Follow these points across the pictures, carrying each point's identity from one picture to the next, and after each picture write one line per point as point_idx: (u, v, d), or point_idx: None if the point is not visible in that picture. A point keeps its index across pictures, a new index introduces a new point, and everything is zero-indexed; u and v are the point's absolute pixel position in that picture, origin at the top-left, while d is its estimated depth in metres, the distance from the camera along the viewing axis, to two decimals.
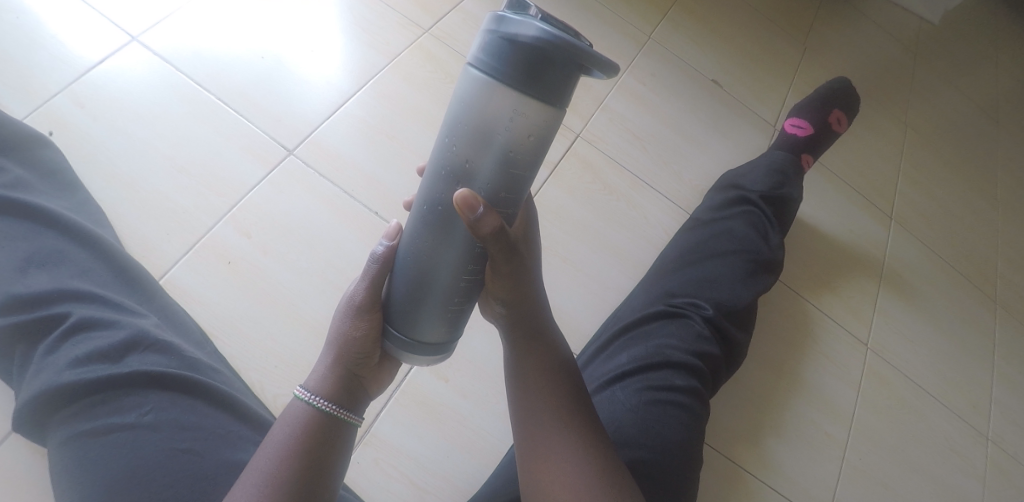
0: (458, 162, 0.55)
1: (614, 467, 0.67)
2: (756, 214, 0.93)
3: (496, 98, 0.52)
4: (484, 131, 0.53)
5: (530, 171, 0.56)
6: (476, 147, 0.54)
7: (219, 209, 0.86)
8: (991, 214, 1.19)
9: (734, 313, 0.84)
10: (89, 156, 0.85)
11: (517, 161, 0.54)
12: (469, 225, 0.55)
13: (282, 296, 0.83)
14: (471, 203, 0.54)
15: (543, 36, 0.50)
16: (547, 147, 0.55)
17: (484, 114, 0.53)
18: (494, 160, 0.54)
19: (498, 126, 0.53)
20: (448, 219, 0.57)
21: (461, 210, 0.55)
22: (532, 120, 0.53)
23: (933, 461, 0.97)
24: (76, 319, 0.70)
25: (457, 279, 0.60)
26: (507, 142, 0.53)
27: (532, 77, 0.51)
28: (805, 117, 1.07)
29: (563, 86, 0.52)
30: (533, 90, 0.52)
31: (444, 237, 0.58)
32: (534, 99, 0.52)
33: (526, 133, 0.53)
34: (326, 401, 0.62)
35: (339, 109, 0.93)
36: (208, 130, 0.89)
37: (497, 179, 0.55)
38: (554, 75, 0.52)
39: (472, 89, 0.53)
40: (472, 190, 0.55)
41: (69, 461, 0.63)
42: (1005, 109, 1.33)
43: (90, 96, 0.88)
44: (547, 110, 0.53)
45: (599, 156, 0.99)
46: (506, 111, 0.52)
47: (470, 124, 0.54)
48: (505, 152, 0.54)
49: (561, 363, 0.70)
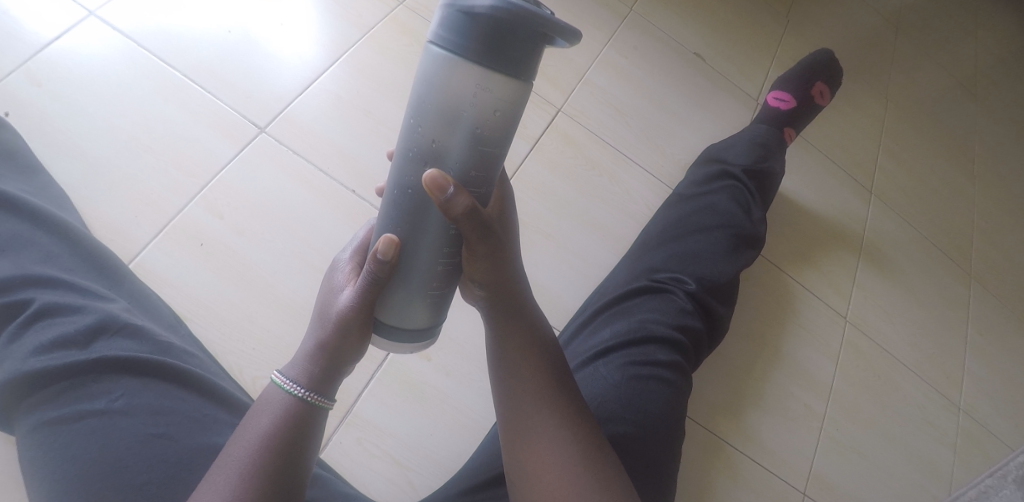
0: (426, 143, 0.54)
1: (595, 444, 0.67)
2: (738, 188, 0.92)
3: (458, 74, 0.51)
4: (450, 110, 0.52)
5: (501, 149, 0.55)
6: (442, 127, 0.53)
7: (188, 190, 0.83)
8: (967, 187, 1.20)
9: (716, 287, 0.84)
10: (51, 137, 0.82)
11: (485, 138, 0.53)
12: (440, 208, 0.54)
13: (258, 277, 0.81)
14: (440, 184, 0.53)
15: (500, 6, 0.48)
16: (515, 122, 0.53)
17: (448, 92, 0.51)
18: (462, 138, 0.53)
19: (462, 105, 0.51)
20: (420, 202, 0.56)
21: (431, 191, 0.54)
22: (498, 96, 0.51)
23: (907, 431, 0.99)
24: (39, 305, 0.68)
25: (435, 264, 0.59)
26: (474, 120, 0.52)
27: (492, 49, 0.50)
28: (789, 89, 1.07)
29: (526, 57, 0.51)
30: (496, 64, 0.50)
31: (417, 221, 0.57)
32: (498, 74, 0.51)
33: (492, 110, 0.52)
34: (307, 390, 0.61)
35: (312, 84, 0.91)
36: (173, 109, 0.86)
37: (467, 158, 0.54)
38: (515, 46, 0.50)
39: (434, 67, 0.52)
40: (441, 170, 0.53)
41: (38, 450, 0.62)
42: (983, 81, 1.33)
43: (48, 74, 0.84)
44: (513, 84, 0.51)
45: (581, 131, 0.97)
46: (470, 87, 0.51)
47: (434, 104, 0.52)
48: (473, 130, 0.52)
49: (543, 342, 0.69)
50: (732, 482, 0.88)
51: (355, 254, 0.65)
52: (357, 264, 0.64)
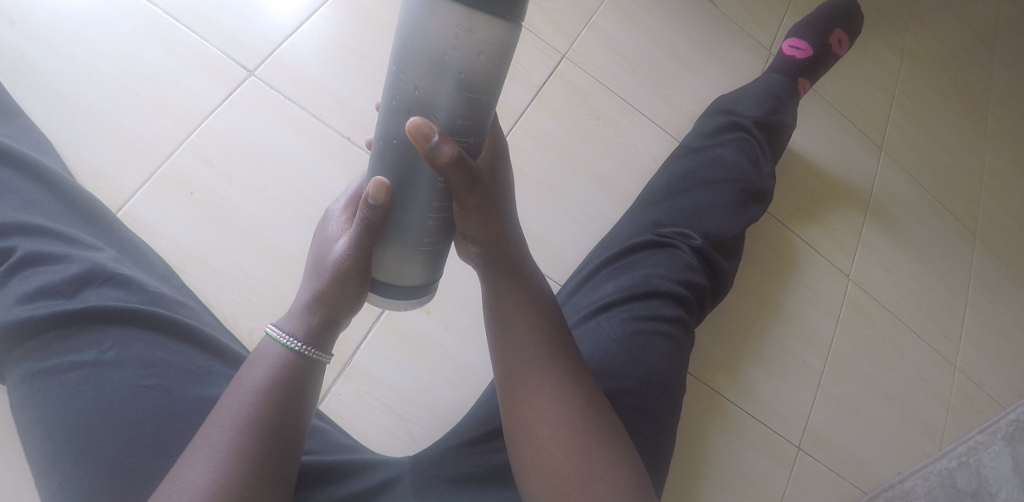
0: (409, 91, 0.51)
1: (595, 399, 0.66)
2: (747, 140, 0.89)
3: (439, 15, 0.48)
4: (432, 55, 0.49)
5: (490, 97, 0.52)
6: (425, 72, 0.50)
7: (177, 135, 0.80)
8: (975, 144, 1.17)
9: (722, 243, 0.82)
10: (29, 79, 0.78)
11: (472, 84, 0.50)
12: (425, 159, 0.52)
13: (252, 227, 0.79)
14: (423, 132, 0.51)
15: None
16: (503, 67, 0.50)
17: (429, 35, 0.48)
18: (446, 84, 0.50)
19: (444, 49, 0.49)
20: (408, 152, 0.54)
21: (416, 141, 0.51)
22: (482, 38, 0.48)
23: (903, 388, 0.99)
24: (23, 253, 0.66)
25: (426, 217, 0.57)
26: (458, 64, 0.49)
27: None
28: (806, 37, 1.02)
29: None
30: (480, 4, 0.47)
31: (407, 173, 0.55)
32: (482, 14, 0.48)
33: (477, 52, 0.49)
34: (302, 343, 0.59)
35: (305, 26, 0.86)
36: (158, 51, 0.82)
37: (453, 106, 0.51)
38: None
39: (415, 9, 0.49)
40: (425, 118, 0.51)
41: (28, 400, 0.61)
42: (1001, 31, 1.28)
43: (22, 12, 0.79)
44: (499, 25, 0.48)
45: (586, 79, 0.93)
46: (451, 28, 0.48)
47: (417, 49, 0.49)
48: (458, 75, 0.50)
49: (540, 298, 0.68)
50: (730, 436, 0.88)
51: (349, 203, 0.62)
52: (351, 214, 0.62)
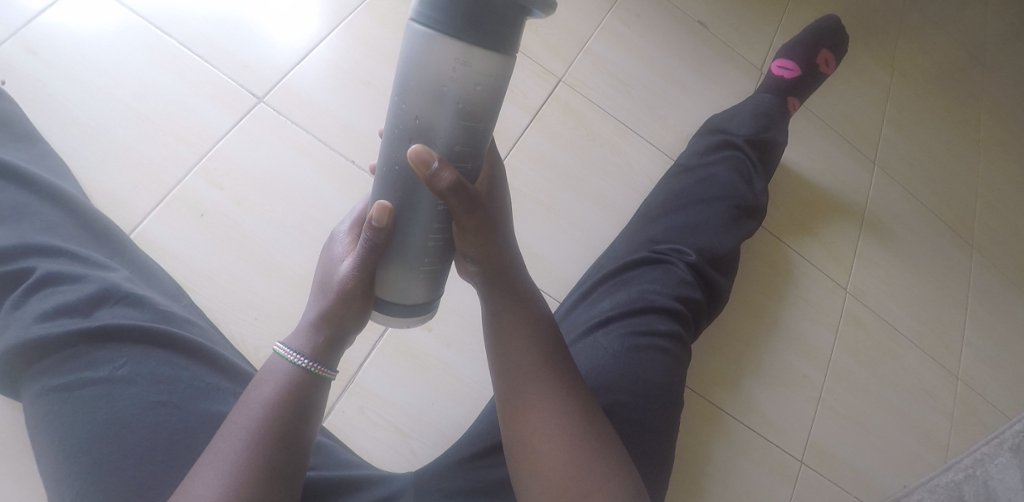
0: (410, 120, 0.54)
1: (592, 415, 0.68)
2: (740, 158, 0.92)
3: (437, 48, 0.50)
4: (431, 86, 0.52)
5: (487, 124, 0.55)
6: (425, 102, 0.52)
7: (188, 159, 0.83)
8: (971, 158, 1.19)
9: (717, 259, 0.84)
10: (48, 107, 0.81)
11: (470, 112, 0.53)
12: (426, 184, 0.55)
13: (260, 247, 0.81)
14: (425, 159, 0.53)
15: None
16: (499, 96, 0.53)
17: (427, 68, 0.51)
18: (446, 113, 0.53)
19: (442, 81, 0.51)
20: (409, 178, 0.57)
21: (417, 167, 0.54)
22: (479, 69, 0.51)
23: (905, 400, 1.00)
24: (41, 273, 0.68)
25: (427, 238, 0.59)
26: (456, 95, 0.52)
27: (472, 23, 0.49)
28: (794, 58, 1.05)
29: (507, 29, 0.50)
30: (476, 38, 0.50)
31: (408, 197, 0.57)
32: (478, 47, 0.50)
33: (474, 83, 0.51)
34: (310, 360, 0.61)
35: (311, 55, 0.90)
36: (171, 79, 0.85)
37: (452, 133, 0.54)
38: (495, 19, 0.50)
39: (414, 44, 0.51)
40: (426, 145, 0.54)
41: (45, 415, 0.63)
42: (992, 47, 1.31)
43: (43, 43, 0.83)
44: (494, 57, 0.51)
45: (582, 101, 0.96)
46: (449, 61, 0.50)
47: (416, 80, 0.52)
48: (456, 104, 0.52)
49: (538, 315, 0.70)
50: (731, 450, 0.89)
51: (354, 225, 0.64)
52: (356, 235, 0.64)
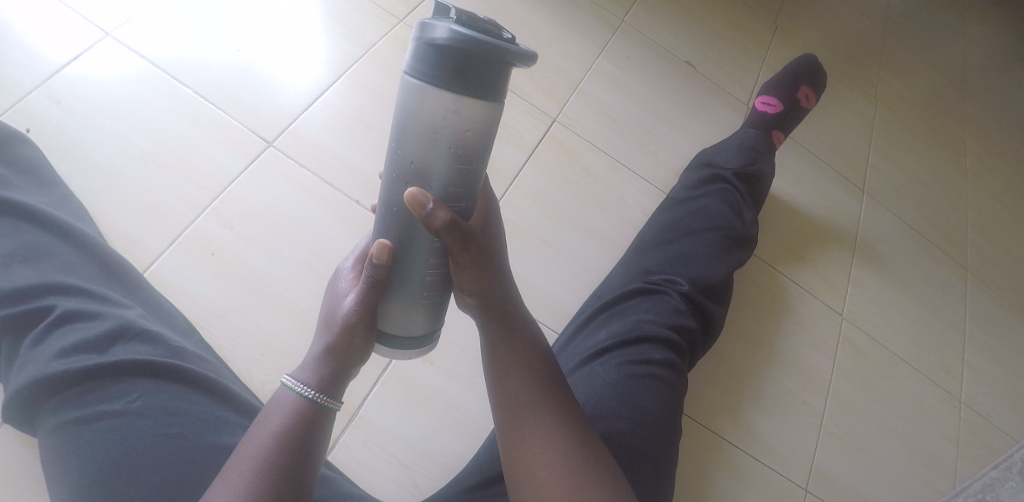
0: (406, 164, 0.57)
1: (591, 443, 0.69)
2: (731, 191, 0.95)
3: (429, 99, 0.54)
4: (425, 134, 0.55)
5: (479, 165, 0.58)
6: (420, 148, 0.56)
7: (200, 201, 0.87)
8: (960, 185, 1.21)
9: (710, 288, 0.86)
10: (70, 153, 0.86)
11: (462, 156, 0.56)
12: (423, 225, 0.58)
13: (267, 284, 0.85)
14: (420, 201, 0.57)
15: (453, 38, 0.51)
16: (489, 140, 0.57)
17: (421, 117, 0.55)
18: (440, 158, 0.56)
19: (435, 130, 0.55)
20: (407, 217, 0.60)
21: (413, 209, 0.57)
22: (469, 117, 0.55)
23: (907, 426, 1.00)
24: (61, 311, 0.72)
25: (426, 273, 0.62)
26: (449, 140, 0.55)
27: (460, 76, 0.53)
28: (777, 94, 1.10)
29: (493, 79, 0.54)
30: (466, 90, 0.54)
31: (407, 235, 0.61)
32: (467, 97, 0.54)
33: (464, 130, 0.55)
34: (316, 391, 0.64)
35: (318, 100, 0.95)
36: (185, 125, 0.90)
37: (447, 176, 0.57)
38: (481, 71, 0.53)
39: (409, 95, 0.55)
40: (422, 188, 0.57)
41: (61, 448, 0.65)
42: (971, 80, 1.38)
43: (67, 94, 0.88)
44: (483, 105, 0.55)
45: (576, 139, 1.00)
46: (441, 111, 0.54)
47: (411, 128, 0.56)
48: (449, 150, 0.56)
49: (535, 346, 0.72)
50: (732, 477, 0.89)
51: (357, 262, 0.67)
52: (359, 271, 0.67)
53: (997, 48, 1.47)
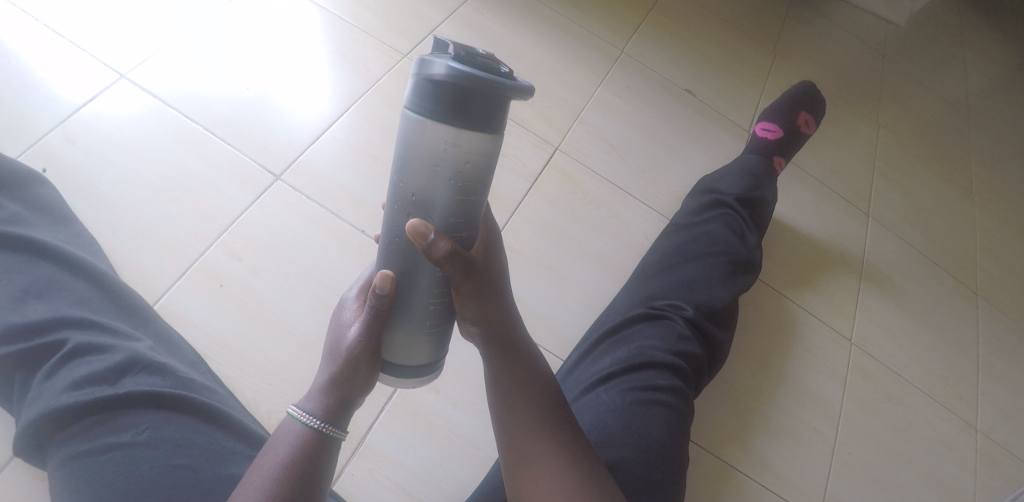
0: (408, 196, 0.58)
1: (596, 469, 0.68)
2: (733, 216, 0.95)
3: (429, 133, 0.55)
4: (426, 166, 0.57)
5: (479, 196, 0.59)
6: (421, 180, 0.57)
7: (209, 234, 0.89)
8: (966, 207, 1.21)
9: (714, 313, 0.86)
10: (84, 190, 0.88)
11: (463, 187, 0.57)
12: (425, 255, 0.59)
13: (274, 314, 0.86)
14: (421, 231, 0.58)
15: (450, 74, 0.53)
16: (489, 171, 0.58)
17: (422, 150, 0.56)
18: (441, 189, 0.57)
19: (434, 163, 0.56)
20: (409, 248, 0.61)
21: (415, 239, 0.58)
22: (468, 149, 0.56)
23: (923, 454, 0.97)
24: (73, 345, 0.73)
25: (428, 303, 0.63)
26: (450, 172, 0.57)
27: (458, 110, 0.54)
28: (776, 121, 1.11)
29: (491, 111, 0.55)
30: (465, 124, 0.55)
31: (409, 266, 0.62)
32: (465, 130, 0.55)
33: (465, 161, 0.56)
34: (322, 421, 0.64)
35: (324, 134, 0.97)
36: (195, 161, 0.92)
37: (448, 206, 0.58)
38: (479, 104, 0.54)
39: (409, 129, 0.56)
40: (423, 219, 0.58)
41: (69, 480, 0.66)
42: (973, 104, 1.39)
43: (82, 133, 0.91)
44: (481, 137, 0.56)
45: (578, 167, 1.02)
46: (441, 143, 0.55)
47: (412, 161, 0.57)
48: (449, 181, 0.57)
49: (539, 374, 0.72)
50: None
51: (361, 291, 0.68)
52: (362, 301, 0.68)
53: (995, 72, 1.49)
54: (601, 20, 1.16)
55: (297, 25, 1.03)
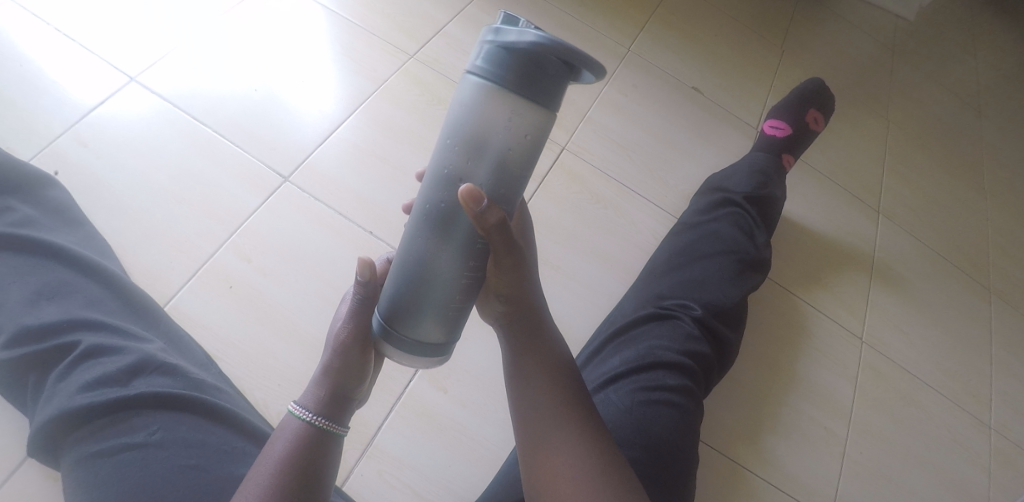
0: (460, 161, 0.56)
1: (617, 461, 0.66)
2: (742, 215, 0.95)
3: (496, 99, 0.53)
4: (486, 132, 0.54)
5: (524, 174, 0.57)
6: (477, 146, 0.55)
7: (218, 236, 0.89)
8: (979, 204, 1.20)
9: (723, 313, 0.86)
10: (95, 193, 0.89)
11: (516, 159, 0.55)
12: (475, 221, 0.56)
13: (283, 315, 0.86)
14: (475, 195, 0.55)
15: (539, 39, 0.51)
16: (543, 148, 0.56)
17: (484, 116, 0.54)
18: (493, 158, 0.55)
19: (493, 130, 0.54)
20: (451, 214, 0.58)
21: (467, 203, 0.55)
22: (530, 123, 0.54)
23: (936, 453, 0.96)
24: (86, 346, 0.74)
25: (458, 274, 0.60)
26: (508, 142, 0.55)
27: (529, 80, 0.53)
28: (785, 118, 1.10)
29: (556, 88, 0.54)
30: (532, 96, 0.53)
31: (443, 232, 0.58)
32: (531, 101, 0.54)
33: (524, 134, 0.55)
34: (316, 415, 0.64)
35: (331, 135, 0.97)
36: (204, 163, 0.93)
37: (497, 176, 0.56)
38: (549, 78, 0.53)
39: (473, 95, 0.54)
40: (477, 182, 0.55)
41: (81, 480, 0.67)
42: (985, 100, 1.37)
43: (93, 135, 0.92)
44: (544, 111, 0.54)
45: (585, 166, 1.01)
46: (506, 112, 0.54)
47: (470, 127, 0.55)
48: (505, 151, 0.55)
49: (559, 360, 0.70)
50: None
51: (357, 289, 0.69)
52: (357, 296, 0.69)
53: (1007, 67, 1.47)
54: (607, 19, 1.16)
55: (304, 27, 1.04)
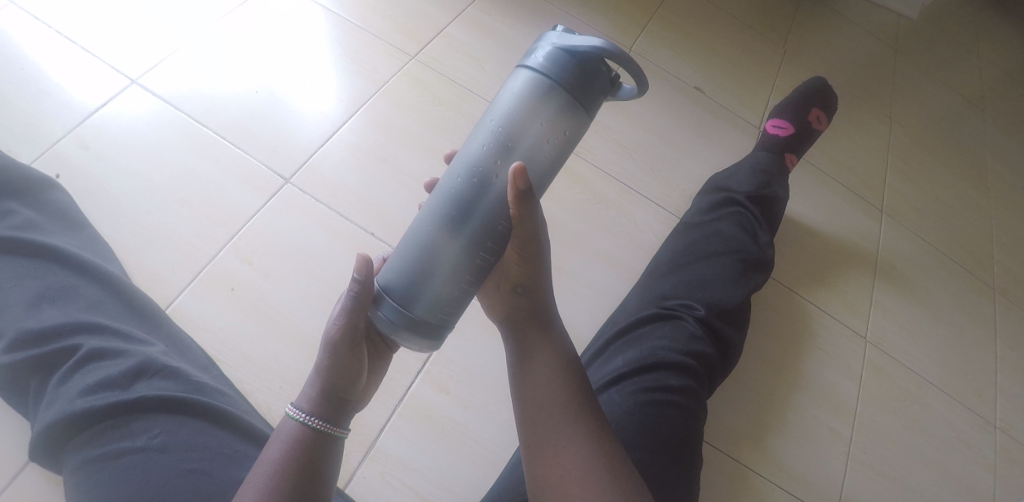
0: (503, 141, 0.57)
1: (621, 460, 0.66)
2: (744, 214, 0.95)
3: (549, 94, 0.56)
4: (530, 121, 0.56)
5: (554, 167, 0.60)
6: (521, 132, 0.57)
7: (219, 238, 0.89)
8: (982, 202, 1.20)
9: (726, 313, 0.85)
10: (97, 196, 0.89)
11: (550, 152, 0.58)
12: (513, 201, 0.57)
13: (284, 318, 0.86)
14: (523, 175, 0.55)
15: (604, 47, 0.54)
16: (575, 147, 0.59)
17: (534, 106, 0.56)
18: (533, 147, 0.57)
19: (541, 120, 0.56)
20: (482, 192, 0.58)
21: (515, 180, 0.55)
22: (570, 122, 0.57)
23: (941, 452, 0.96)
24: (86, 350, 0.74)
25: (473, 256, 0.60)
26: (546, 134, 0.57)
27: (583, 83, 0.56)
28: (787, 117, 1.10)
29: (601, 97, 0.57)
30: (583, 98, 0.56)
31: (465, 211, 0.59)
32: (579, 103, 0.56)
33: (562, 132, 0.57)
34: (313, 417, 0.63)
35: (333, 137, 0.97)
36: (206, 165, 0.93)
37: (532, 165, 0.58)
38: (597, 87, 0.57)
39: (528, 85, 0.56)
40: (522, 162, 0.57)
41: (82, 484, 0.66)
42: (988, 98, 1.37)
43: (94, 138, 0.91)
44: (585, 115, 0.57)
45: (587, 167, 1.01)
46: (554, 107, 0.56)
47: (517, 114, 0.57)
48: (543, 142, 0.57)
49: (565, 357, 0.70)
50: None
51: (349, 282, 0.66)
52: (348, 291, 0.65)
53: (1010, 65, 1.47)
54: (608, 19, 1.16)
55: (305, 29, 1.04)
